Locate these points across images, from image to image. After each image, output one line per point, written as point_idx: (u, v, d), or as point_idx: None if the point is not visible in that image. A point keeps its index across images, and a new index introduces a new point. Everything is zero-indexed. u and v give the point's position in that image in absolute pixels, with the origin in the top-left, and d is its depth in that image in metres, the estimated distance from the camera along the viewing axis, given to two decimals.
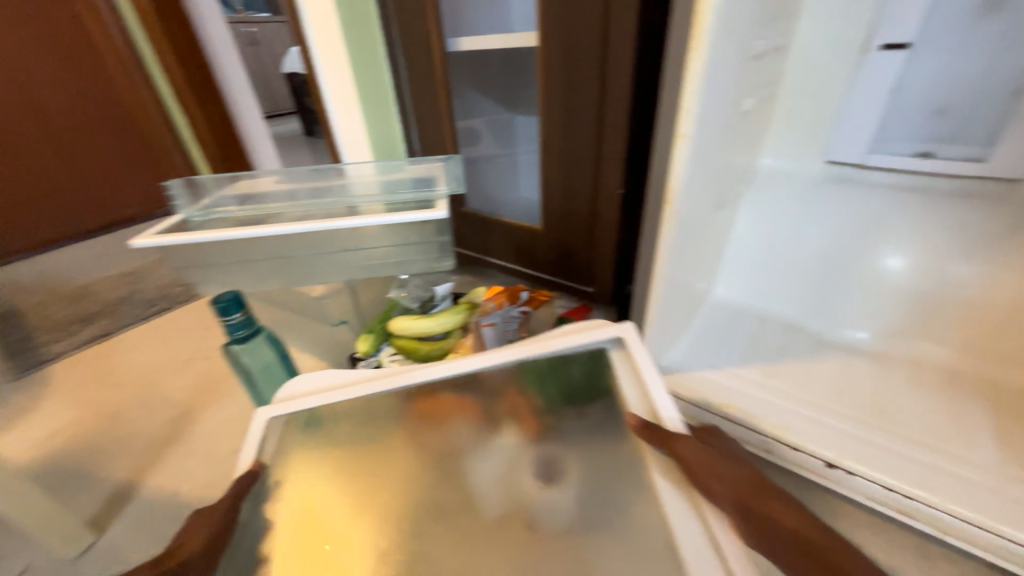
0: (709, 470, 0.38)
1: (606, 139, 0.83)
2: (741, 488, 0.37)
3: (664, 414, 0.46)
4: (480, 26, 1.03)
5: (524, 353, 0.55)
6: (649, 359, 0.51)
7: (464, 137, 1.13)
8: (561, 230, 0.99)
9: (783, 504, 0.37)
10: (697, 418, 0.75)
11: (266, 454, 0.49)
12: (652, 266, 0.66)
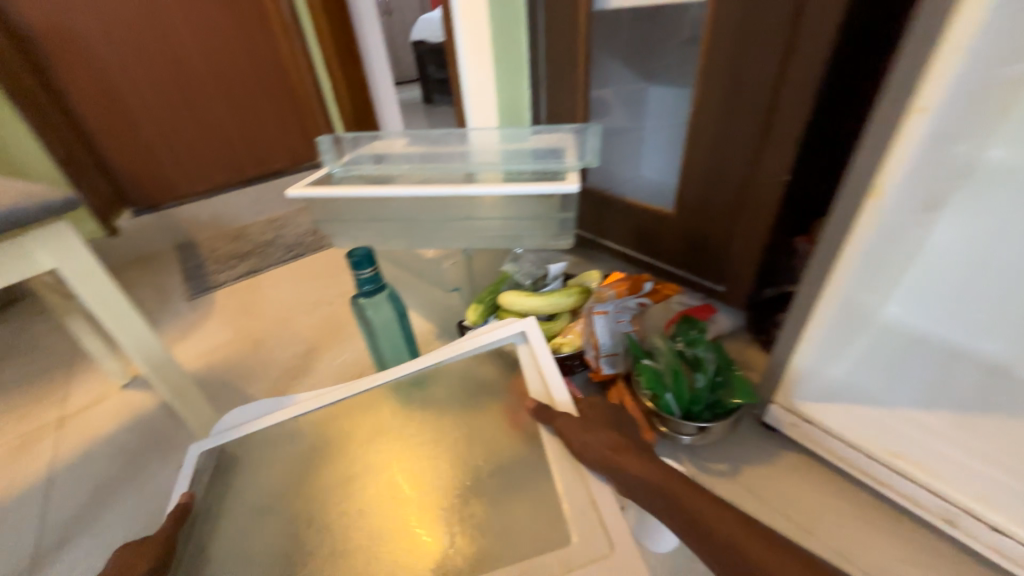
0: (584, 438, 0.40)
1: (779, 115, 0.70)
2: (615, 449, 0.39)
3: (555, 395, 0.45)
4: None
5: (438, 358, 0.53)
6: (546, 346, 0.49)
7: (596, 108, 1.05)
8: (695, 217, 0.89)
9: (644, 453, 0.41)
10: (852, 461, 0.64)
11: (198, 491, 0.47)
12: (825, 269, 0.57)
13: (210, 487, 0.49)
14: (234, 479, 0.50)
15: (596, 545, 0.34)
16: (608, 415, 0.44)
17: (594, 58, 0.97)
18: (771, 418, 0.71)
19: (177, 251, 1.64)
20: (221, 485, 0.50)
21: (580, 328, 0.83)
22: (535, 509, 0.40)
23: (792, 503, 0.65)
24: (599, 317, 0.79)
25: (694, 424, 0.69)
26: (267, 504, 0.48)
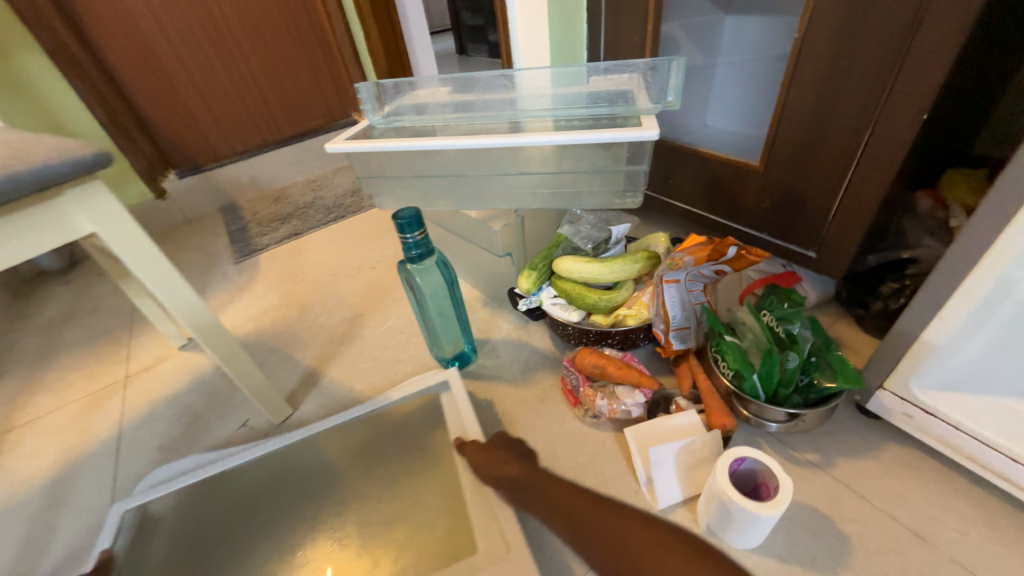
0: (486, 459, 0.63)
1: (922, 34, 0.55)
2: (503, 467, 0.62)
3: (469, 430, 0.70)
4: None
5: (365, 410, 0.76)
6: (463, 396, 0.75)
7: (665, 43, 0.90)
8: (787, 170, 0.76)
9: (525, 464, 0.62)
10: (985, 460, 0.54)
11: (119, 543, 0.65)
12: (993, 233, 0.45)
13: (132, 538, 0.66)
14: (155, 527, 0.69)
15: (498, 549, 0.56)
16: (501, 442, 0.66)
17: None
18: (878, 405, 0.62)
19: (221, 214, 1.64)
20: (143, 537, 0.67)
21: (648, 298, 0.74)
22: (404, 546, 0.63)
23: (900, 503, 0.57)
24: (669, 286, 0.70)
25: (784, 410, 0.60)
26: (186, 541, 0.67)
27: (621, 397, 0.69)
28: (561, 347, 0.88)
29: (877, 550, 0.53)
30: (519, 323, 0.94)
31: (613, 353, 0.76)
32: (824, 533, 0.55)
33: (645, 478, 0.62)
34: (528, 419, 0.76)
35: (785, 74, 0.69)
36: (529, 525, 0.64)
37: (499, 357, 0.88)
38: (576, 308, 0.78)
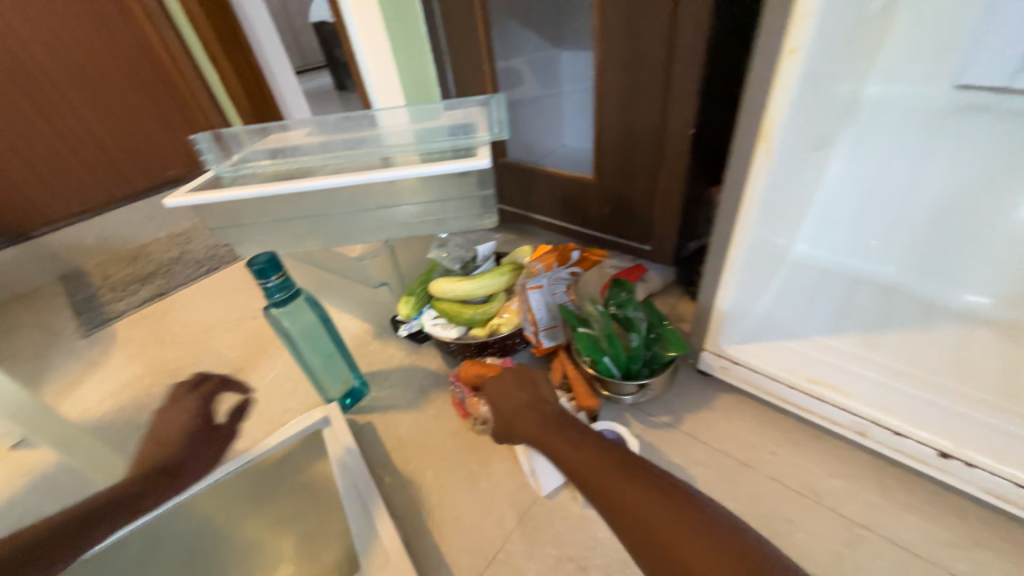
0: (496, 392, 0.67)
1: (676, 69, 0.70)
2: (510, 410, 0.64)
3: (350, 461, 0.70)
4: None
5: (242, 463, 0.72)
6: (342, 430, 0.74)
7: (505, 78, 1.00)
8: (616, 179, 0.89)
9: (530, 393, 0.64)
10: (777, 394, 0.67)
11: None
12: (734, 217, 0.59)
13: None
14: None
15: (380, 560, 0.59)
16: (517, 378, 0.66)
17: (494, 21, 0.91)
18: (704, 363, 0.75)
19: (63, 283, 1.43)
20: None
21: (516, 305, 0.82)
22: None
23: (730, 440, 0.69)
24: (533, 292, 0.78)
25: (635, 383, 0.70)
26: None
27: None
28: (451, 364, 0.92)
29: (715, 482, 0.65)
30: (411, 348, 0.96)
31: (495, 360, 0.81)
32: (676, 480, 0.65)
33: (534, 471, 0.67)
34: (423, 439, 0.78)
35: (595, 102, 0.83)
36: (428, 539, 0.65)
37: (392, 385, 0.89)
38: (456, 325, 0.83)
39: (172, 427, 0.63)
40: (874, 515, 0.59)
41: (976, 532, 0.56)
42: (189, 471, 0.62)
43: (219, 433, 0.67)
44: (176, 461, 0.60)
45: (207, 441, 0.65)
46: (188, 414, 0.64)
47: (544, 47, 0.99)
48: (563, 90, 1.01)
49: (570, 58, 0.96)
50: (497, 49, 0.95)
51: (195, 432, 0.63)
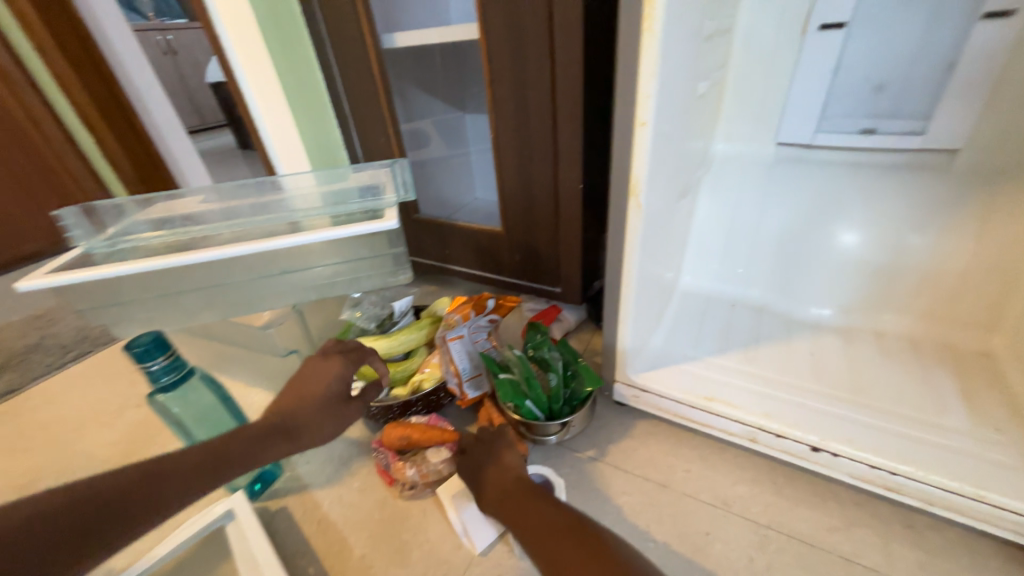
0: (468, 456, 0.68)
1: (561, 134, 0.79)
2: (484, 472, 0.63)
3: (260, 558, 0.62)
4: (419, 16, 0.95)
5: None
6: (250, 522, 0.66)
7: (411, 139, 1.05)
8: (523, 230, 0.95)
9: (495, 454, 0.65)
10: (681, 414, 0.74)
11: None
12: (621, 259, 0.67)
13: None
14: None
15: None
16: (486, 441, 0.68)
17: (394, 90, 0.96)
18: (619, 394, 0.80)
19: None
20: None
21: (438, 359, 0.82)
22: None
23: (650, 465, 0.74)
24: (454, 343, 0.78)
25: (558, 422, 0.73)
26: None
27: (430, 459, 0.71)
28: (374, 429, 0.87)
29: (640, 509, 0.68)
30: None
31: (420, 418, 0.79)
32: (606, 513, 0.67)
33: (467, 532, 0.65)
34: (346, 516, 0.72)
35: (495, 162, 0.90)
36: None
37: (309, 461, 0.82)
38: None
39: (315, 385, 0.61)
40: (774, 514, 0.66)
41: (853, 514, 0.65)
42: (315, 439, 0.58)
43: (358, 408, 0.62)
44: (294, 422, 0.57)
45: (342, 413, 0.61)
46: (327, 377, 0.61)
47: (449, 111, 1.05)
48: (471, 142, 1.06)
49: (472, 121, 1.03)
50: (400, 115, 0.99)
51: (327, 398, 0.60)
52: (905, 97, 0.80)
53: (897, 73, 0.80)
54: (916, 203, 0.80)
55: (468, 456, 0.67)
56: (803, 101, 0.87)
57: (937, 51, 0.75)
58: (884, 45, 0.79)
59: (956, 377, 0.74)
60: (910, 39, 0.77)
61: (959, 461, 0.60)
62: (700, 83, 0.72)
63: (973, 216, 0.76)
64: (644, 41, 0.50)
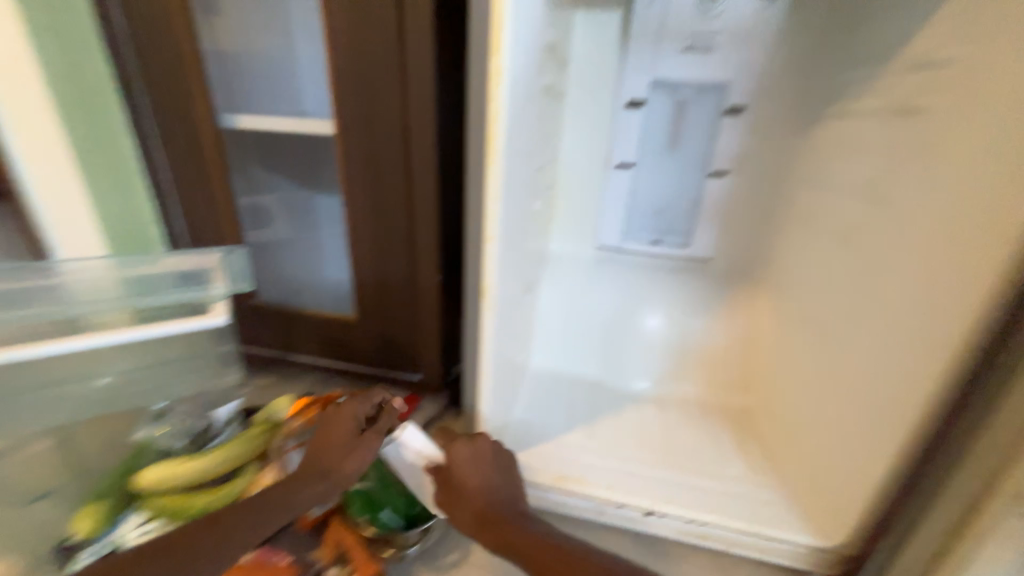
0: (461, 470, 0.67)
1: (418, 231, 0.82)
2: (477, 485, 0.67)
3: None
4: (274, 98, 0.86)
5: None
6: None
7: (249, 216, 0.92)
8: (378, 318, 0.93)
9: (491, 470, 0.69)
10: (541, 497, 0.79)
11: None
12: (477, 352, 0.70)
13: None
14: None
15: None
16: (488, 457, 0.69)
17: (235, 168, 0.87)
18: None
19: None
20: None
21: (271, 476, 0.69)
22: None
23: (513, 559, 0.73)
24: (294, 453, 0.70)
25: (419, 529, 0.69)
26: None
27: None
28: None
29: None
30: None
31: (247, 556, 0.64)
32: None
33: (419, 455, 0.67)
34: None
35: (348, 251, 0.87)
36: None
37: None
38: (182, 522, 0.64)
39: (339, 428, 0.67)
40: None
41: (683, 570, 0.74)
42: (351, 474, 0.65)
43: (378, 436, 0.67)
44: (330, 464, 0.65)
45: (361, 446, 0.66)
46: (347, 419, 0.68)
47: (296, 189, 0.92)
48: (322, 229, 0.95)
49: (323, 202, 0.92)
50: (238, 192, 0.89)
51: (346, 435, 0.67)
52: (672, 219, 1.07)
53: (666, 201, 1.06)
54: (691, 295, 1.07)
55: (454, 464, 0.67)
56: (611, 215, 1.09)
57: (689, 189, 1.04)
58: (662, 180, 1.04)
59: (733, 431, 0.95)
60: (672, 174, 1.03)
61: (742, 504, 0.76)
62: (535, 200, 0.86)
63: (723, 308, 1.06)
64: (489, 173, 0.59)
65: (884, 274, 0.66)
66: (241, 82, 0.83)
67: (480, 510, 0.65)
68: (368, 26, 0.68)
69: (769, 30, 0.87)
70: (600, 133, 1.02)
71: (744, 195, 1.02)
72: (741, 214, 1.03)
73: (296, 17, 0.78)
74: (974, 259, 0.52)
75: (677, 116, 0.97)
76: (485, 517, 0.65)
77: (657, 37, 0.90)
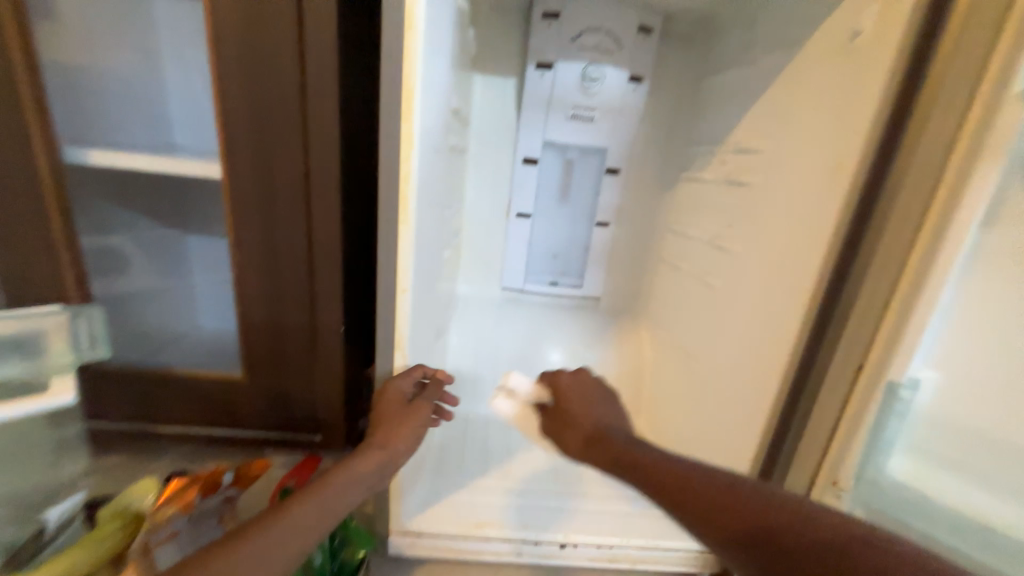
0: (572, 400, 0.69)
1: (318, 278, 0.77)
2: (586, 412, 0.67)
3: None
4: (133, 127, 0.76)
5: None
6: None
7: (100, 262, 0.75)
8: (271, 373, 0.83)
9: (608, 400, 0.69)
10: (459, 549, 0.76)
11: None
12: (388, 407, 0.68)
13: None
14: None
15: None
16: (595, 390, 0.70)
17: (78, 210, 0.70)
18: (393, 548, 0.75)
19: None
20: None
21: None
22: None
23: None
24: (162, 550, 0.59)
25: None
26: None
27: None
28: None
29: None
30: None
31: None
32: None
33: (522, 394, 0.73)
34: None
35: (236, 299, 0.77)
36: None
37: None
38: None
39: (391, 402, 0.65)
40: None
41: None
42: (401, 452, 0.63)
43: (426, 408, 0.67)
44: (386, 434, 0.63)
45: (414, 413, 0.66)
46: (397, 392, 0.65)
47: (159, 228, 0.81)
48: (196, 277, 0.84)
49: (195, 245, 0.82)
50: (84, 236, 0.72)
51: (398, 406, 0.65)
52: (568, 262, 1.20)
53: (561, 247, 1.18)
54: (586, 331, 1.18)
55: (563, 397, 0.70)
56: (514, 259, 1.15)
57: (580, 237, 1.17)
58: (557, 229, 1.16)
59: None
60: (564, 222, 1.16)
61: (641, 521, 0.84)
62: (443, 249, 0.89)
63: (614, 340, 1.18)
64: (401, 229, 0.60)
65: (728, 310, 0.82)
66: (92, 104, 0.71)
67: (593, 432, 0.63)
68: (267, 78, 0.65)
69: (635, 108, 1.03)
70: (499, 183, 1.11)
71: (624, 242, 1.17)
72: (623, 258, 1.18)
73: (166, 44, 0.73)
74: (788, 303, 0.65)
75: (566, 172, 1.11)
76: (598, 437, 0.61)
77: (545, 107, 1.01)
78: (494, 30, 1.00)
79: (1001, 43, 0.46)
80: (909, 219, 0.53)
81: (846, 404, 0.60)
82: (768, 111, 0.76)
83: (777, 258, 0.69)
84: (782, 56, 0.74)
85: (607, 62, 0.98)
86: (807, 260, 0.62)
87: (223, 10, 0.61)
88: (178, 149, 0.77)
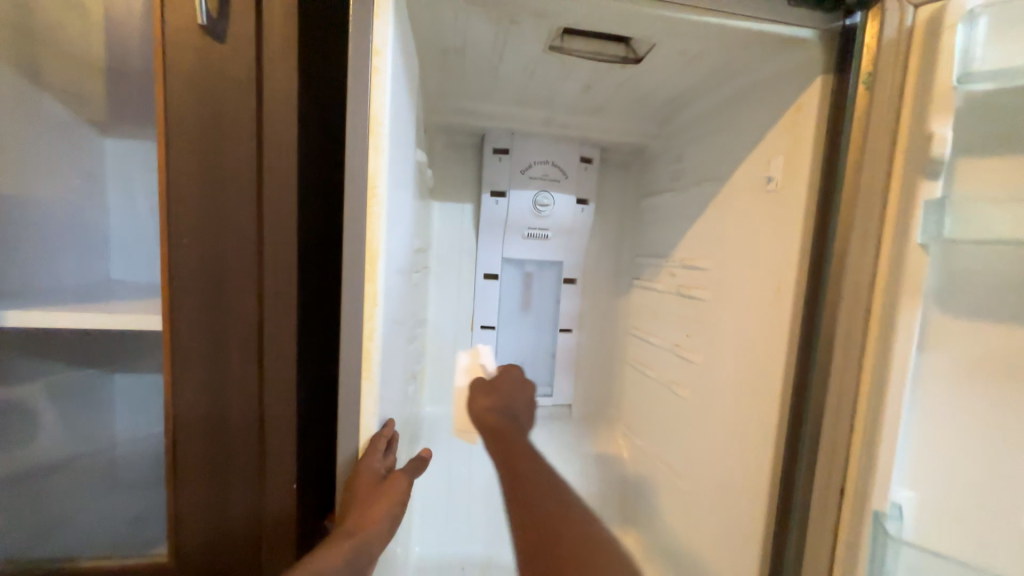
0: (502, 387, 0.82)
1: (269, 419, 0.62)
2: (511, 402, 0.82)
3: None
4: (62, 260, 0.63)
5: None
6: None
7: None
8: (205, 550, 0.63)
9: (524, 389, 0.89)
10: None
11: None
12: None
13: None
14: None
15: None
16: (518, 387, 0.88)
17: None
18: None
19: None
20: None
21: None
22: None
23: None
24: None
25: None
26: None
27: None
28: None
29: None
30: None
31: None
32: None
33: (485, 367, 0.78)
34: None
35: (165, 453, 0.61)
36: None
37: None
38: None
39: (368, 482, 0.57)
40: None
41: None
42: (375, 536, 0.55)
43: (402, 486, 0.59)
44: (359, 526, 0.54)
45: (391, 490, 0.58)
46: (371, 470, 0.57)
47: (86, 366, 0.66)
48: (120, 421, 0.67)
49: (120, 381, 0.66)
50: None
51: (371, 486, 0.57)
52: (536, 372, 1.17)
53: (528, 356, 1.17)
54: (559, 442, 1.14)
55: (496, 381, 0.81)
56: None
57: (545, 345, 1.17)
58: (521, 339, 1.16)
59: None
60: (529, 330, 1.16)
61: None
62: (411, 382, 0.87)
63: (585, 451, 1.15)
64: (364, 384, 0.57)
65: (702, 420, 0.83)
66: (18, 245, 0.60)
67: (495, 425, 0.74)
68: (221, 225, 0.59)
69: (585, 228, 1.10)
70: (462, 299, 1.11)
71: (588, 347, 1.19)
72: (590, 362, 1.19)
73: (112, 161, 0.62)
74: (759, 419, 0.68)
75: (526, 287, 1.14)
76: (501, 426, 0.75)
77: (502, 229, 1.06)
78: (452, 163, 1.08)
79: (891, 198, 0.54)
80: (854, 342, 0.57)
81: (837, 529, 0.59)
82: (705, 236, 0.85)
83: (743, 376, 0.72)
84: (711, 190, 0.84)
85: (556, 190, 1.05)
86: (768, 379, 0.66)
87: (181, 164, 0.57)
88: (114, 288, 0.64)
